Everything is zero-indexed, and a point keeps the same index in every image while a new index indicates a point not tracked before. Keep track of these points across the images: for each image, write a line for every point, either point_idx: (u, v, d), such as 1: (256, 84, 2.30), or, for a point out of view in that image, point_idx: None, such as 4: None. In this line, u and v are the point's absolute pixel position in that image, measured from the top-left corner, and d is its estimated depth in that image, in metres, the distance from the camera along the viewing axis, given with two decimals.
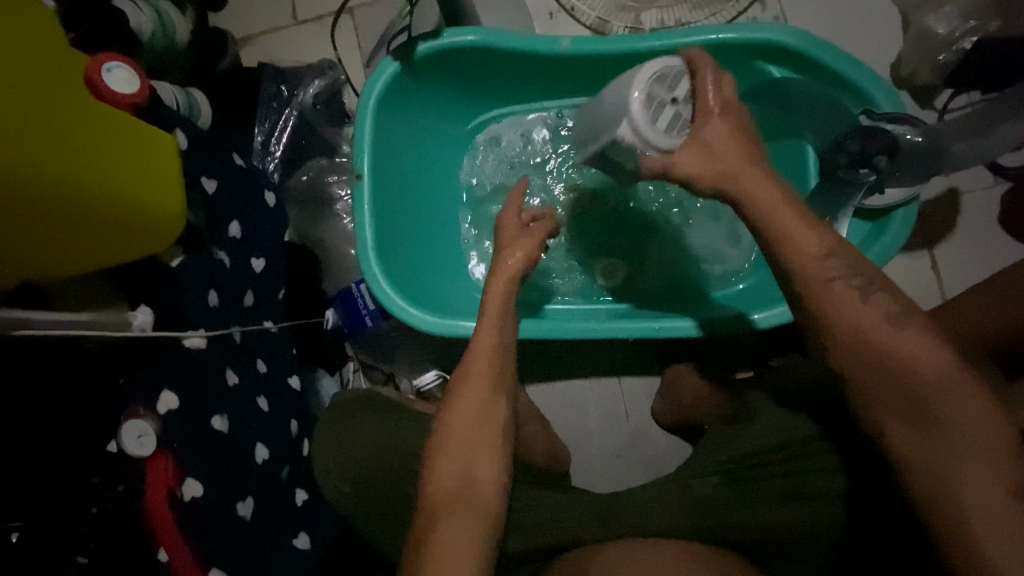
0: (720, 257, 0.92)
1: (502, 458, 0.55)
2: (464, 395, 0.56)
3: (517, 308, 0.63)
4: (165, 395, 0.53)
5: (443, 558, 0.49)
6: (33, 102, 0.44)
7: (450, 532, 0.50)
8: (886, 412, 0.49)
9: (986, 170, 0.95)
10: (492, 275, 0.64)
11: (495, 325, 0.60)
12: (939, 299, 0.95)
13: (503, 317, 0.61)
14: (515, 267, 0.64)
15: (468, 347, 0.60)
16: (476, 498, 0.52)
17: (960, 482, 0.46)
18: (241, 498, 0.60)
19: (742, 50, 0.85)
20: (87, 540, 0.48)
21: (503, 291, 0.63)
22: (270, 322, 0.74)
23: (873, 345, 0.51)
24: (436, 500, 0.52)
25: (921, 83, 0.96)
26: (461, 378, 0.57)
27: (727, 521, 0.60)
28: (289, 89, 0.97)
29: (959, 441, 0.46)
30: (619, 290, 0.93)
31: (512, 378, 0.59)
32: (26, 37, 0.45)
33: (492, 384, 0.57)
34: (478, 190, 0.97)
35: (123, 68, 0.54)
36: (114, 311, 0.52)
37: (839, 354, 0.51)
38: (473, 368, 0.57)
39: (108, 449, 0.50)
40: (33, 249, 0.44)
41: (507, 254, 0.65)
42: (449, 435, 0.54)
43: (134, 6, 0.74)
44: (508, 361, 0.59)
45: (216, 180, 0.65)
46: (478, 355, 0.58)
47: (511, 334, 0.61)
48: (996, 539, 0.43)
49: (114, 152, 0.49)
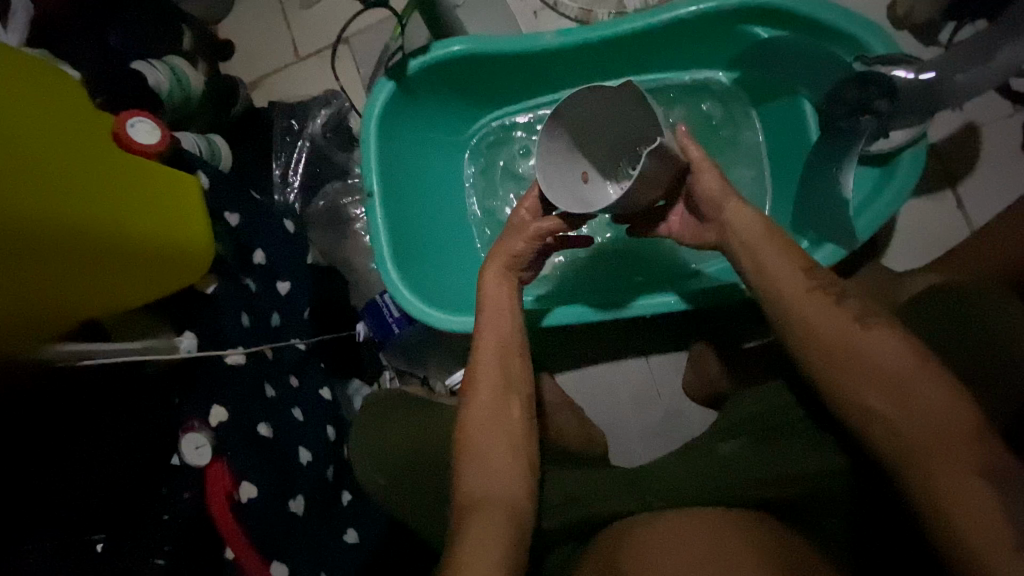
0: (667, 260, 0.91)
1: (521, 455, 0.57)
2: (479, 399, 0.59)
3: (512, 302, 0.65)
4: (216, 409, 0.59)
5: (470, 546, 0.49)
6: (73, 162, 0.50)
7: (480, 527, 0.51)
8: (901, 403, 0.50)
9: (1002, 98, 0.91)
10: (489, 262, 0.66)
11: (497, 327, 0.62)
12: (969, 232, 0.92)
13: (507, 316, 0.63)
14: (518, 252, 0.66)
15: (471, 357, 0.62)
16: (505, 494, 0.54)
17: (963, 452, 0.47)
18: (292, 496, 0.66)
19: (723, 18, 0.85)
20: (164, 543, 0.54)
21: (499, 281, 0.65)
22: (300, 341, 0.80)
23: (864, 344, 0.53)
24: (467, 502, 0.54)
25: (920, 21, 0.93)
26: (469, 387, 0.60)
27: (789, 466, 0.59)
28: (300, 122, 1.03)
29: (950, 417, 0.48)
30: (599, 276, 0.92)
31: (521, 376, 0.61)
32: (56, 105, 0.51)
33: (501, 387, 0.59)
34: (485, 201, 1.01)
35: (145, 121, 0.60)
36: (162, 338, 0.58)
37: (815, 320, 0.56)
38: (483, 373, 0.60)
39: (172, 462, 0.57)
40: (90, 292, 0.50)
41: (512, 241, 0.66)
42: (468, 437, 0.57)
43: (152, 67, 0.81)
44: (516, 358, 0.62)
45: (238, 214, 0.72)
46: (487, 358, 0.61)
47: (511, 337, 0.62)
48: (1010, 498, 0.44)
49: (144, 199, 0.56)
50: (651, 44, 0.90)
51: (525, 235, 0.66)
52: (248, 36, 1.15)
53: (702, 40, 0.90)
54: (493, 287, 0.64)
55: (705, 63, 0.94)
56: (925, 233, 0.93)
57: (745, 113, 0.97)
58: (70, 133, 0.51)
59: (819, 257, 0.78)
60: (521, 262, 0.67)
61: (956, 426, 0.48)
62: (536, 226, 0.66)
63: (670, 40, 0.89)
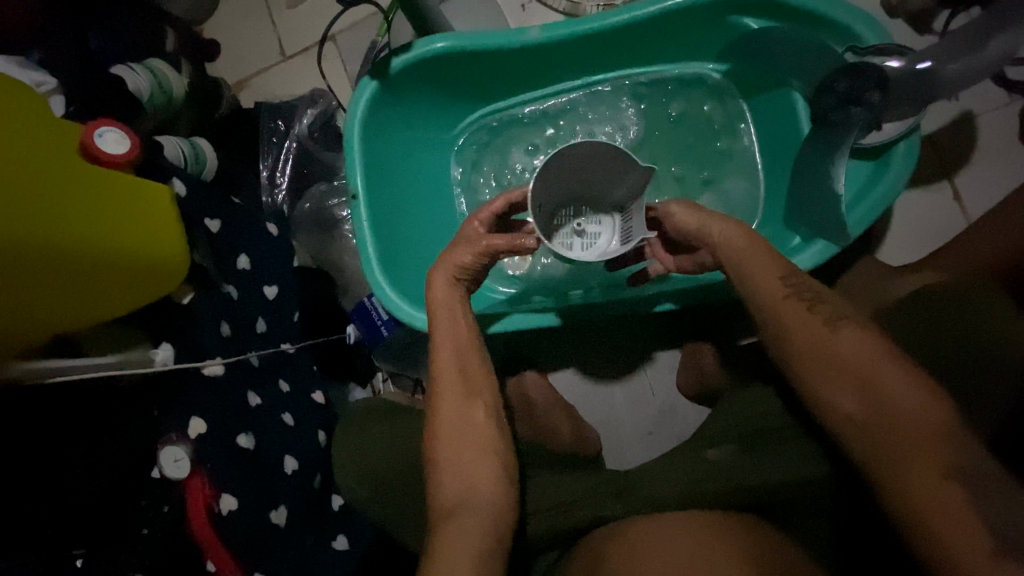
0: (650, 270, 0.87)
1: (496, 458, 0.56)
2: (442, 405, 0.57)
3: (467, 308, 0.62)
4: (195, 421, 0.59)
5: (448, 556, 0.49)
6: (37, 175, 0.49)
7: (458, 537, 0.50)
8: (887, 408, 0.49)
9: (997, 88, 0.89)
10: (436, 269, 0.62)
11: (452, 333, 0.60)
12: (964, 225, 0.90)
13: (462, 322, 0.61)
14: (463, 264, 0.62)
15: (431, 364, 0.60)
16: (482, 500, 0.53)
17: (951, 457, 0.46)
18: (275, 506, 0.66)
19: (711, 9, 0.83)
20: (144, 559, 0.53)
21: (446, 290, 0.62)
22: (288, 344, 0.79)
23: (846, 347, 0.52)
24: (444, 512, 0.53)
25: (914, 9, 0.90)
26: (433, 395, 0.59)
27: (774, 473, 0.58)
28: (286, 122, 1.01)
29: (937, 420, 0.47)
30: (575, 277, 0.89)
31: (485, 378, 0.60)
32: (20, 118, 0.50)
33: (465, 391, 0.58)
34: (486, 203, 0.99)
35: (114, 130, 0.58)
36: (137, 352, 0.57)
37: (801, 323, 0.55)
38: (444, 378, 0.59)
39: (152, 476, 0.56)
40: (59, 306, 0.49)
41: (460, 252, 0.62)
42: (439, 445, 0.56)
43: (131, 71, 0.79)
44: (475, 359, 0.61)
45: (219, 220, 0.71)
46: (445, 363, 0.59)
47: (469, 342, 0.61)
48: (997, 504, 0.44)
49: (115, 211, 0.55)
50: (638, 37, 0.88)
51: (470, 249, 0.62)
52: (233, 36, 1.14)
53: (691, 32, 0.88)
54: (442, 295, 0.61)
55: (694, 56, 0.92)
56: (920, 227, 0.91)
57: (731, 104, 0.95)
58: (34, 146, 0.50)
59: (804, 259, 0.76)
60: (471, 272, 0.63)
61: (946, 434, 0.47)
62: (485, 243, 0.62)
63: (658, 33, 0.87)
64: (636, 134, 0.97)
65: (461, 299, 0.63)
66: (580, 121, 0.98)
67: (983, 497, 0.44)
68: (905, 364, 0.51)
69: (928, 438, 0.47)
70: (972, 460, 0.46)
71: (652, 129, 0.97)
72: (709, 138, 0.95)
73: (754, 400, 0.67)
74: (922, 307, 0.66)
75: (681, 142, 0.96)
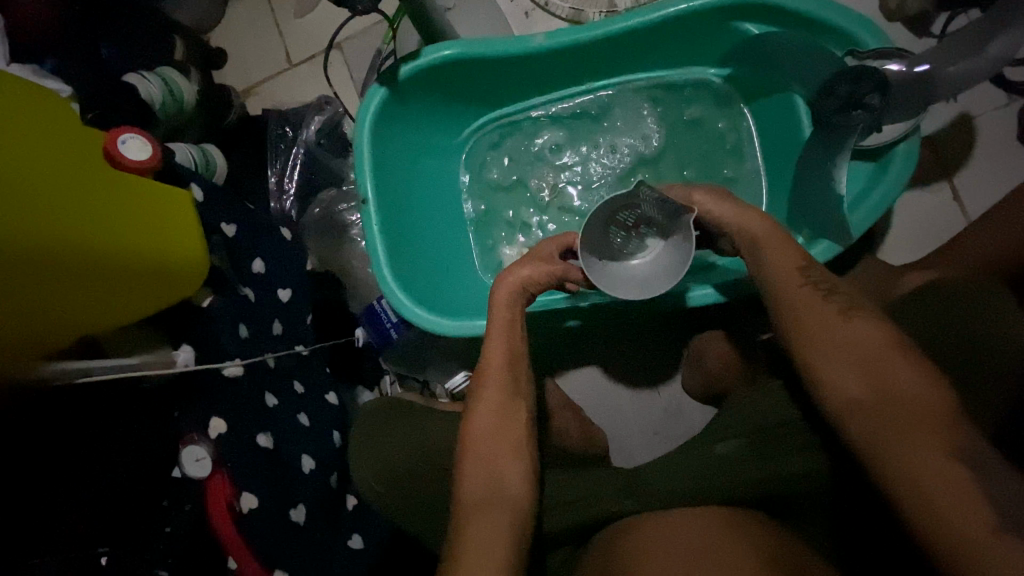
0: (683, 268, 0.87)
1: (524, 457, 0.57)
2: (483, 403, 0.59)
3: (523, 321, 0.66)
4: (215, 421, 0.60)
5: (473, 550, 0.50)
6: (65, 181, 0.51)
7: (482, 530, 0.51)
8: (896, 399, 0.50)
9: (997, 89, 0.91)
10: (498, 286, 0.67)
11: (507, 336, 0.64)
12: (966, 224, 0.92)
13: (516, 330, 0.65)
14: (529, 277, 0.68)
15: (478, 362, 0.63)
16: (508, 495, 0.54)
17: (961, 444, 0.47)
18: (293, 505, 0.67)
19: (713, 16, 0.86)
20: (167, 556, 0.55)
21: (509, 297, 0.66)
22: (302, 346, 0.80)
23: (850, 339, 0.54)
24: (468, 506, 0.53)
25: (912, 13, 0.92)
26: (475, 391, 0.60)
27: (787, 467, 0.60)
28: (294, 129, 1.03)
29: (942, 408, 0.48)
30: None
31: (526, 384, 0.62)
32: (48, 126, 0.52)
33: (507, 391, 0.60)
34: (496, 208, 1.01)
35: (137, 137, 0.60)
36: (159, 353, 0.59)
37: (805, 320, 0.57)
38: (489, 377, 0.61)
39: (172, 475, 0.58)
40: (89, 307, 0.51)
41: (524, 268, 0.68)
42: (473, 443, 0.57)
43: (144, 79, 0.81)
44: (523, 366, 0.63)
45: (235, 225, 0.73)
46: (493, 365, 0.61)
47: (519, 348, 0.64)
48: (1005, 490, 0.45)
49: (137, 215, 0.57)
50: (641, 43, 0.90)
51: (541, 266, 0.69)
52: (241, 44, 1.16)
53: (693, 38, 0.90)
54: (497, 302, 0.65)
55: (696, 61, 0.94)
56: (922, 226, 0.92)
57: (733, 109, 0.96)
58: (62, 153, 0.52)
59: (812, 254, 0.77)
60: (536, 287, 0.69)
61: (953, 423, 0.48)
62: (556, 266, 0.69)
63: (661, 39, 0.89)
64: (659, 141, 0.98)
65: (522, 307, 0.67)
66: (590, 126, 0.99)
67: (993, 483, 0.45)
68: (910, 356, 0.52)
69: (936, 427, 0.48)
70: (978, 448, 0.47)
71: (670, 135, 0.98)
72: (711, 142, 0.97)
73: (761, 397, 0.68)
74: (926, 304, 0.67)
75: (686, 146, 0.97)
